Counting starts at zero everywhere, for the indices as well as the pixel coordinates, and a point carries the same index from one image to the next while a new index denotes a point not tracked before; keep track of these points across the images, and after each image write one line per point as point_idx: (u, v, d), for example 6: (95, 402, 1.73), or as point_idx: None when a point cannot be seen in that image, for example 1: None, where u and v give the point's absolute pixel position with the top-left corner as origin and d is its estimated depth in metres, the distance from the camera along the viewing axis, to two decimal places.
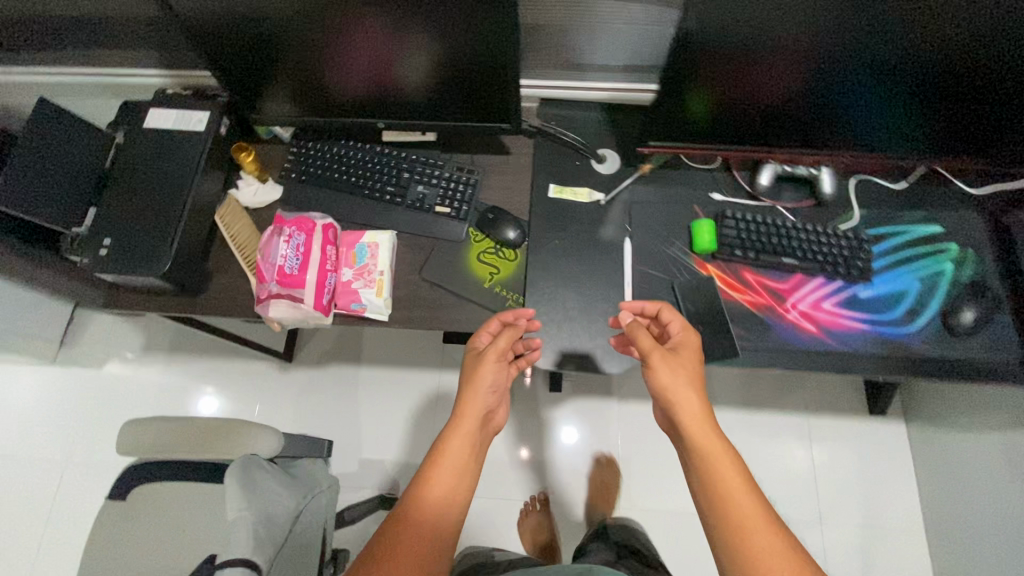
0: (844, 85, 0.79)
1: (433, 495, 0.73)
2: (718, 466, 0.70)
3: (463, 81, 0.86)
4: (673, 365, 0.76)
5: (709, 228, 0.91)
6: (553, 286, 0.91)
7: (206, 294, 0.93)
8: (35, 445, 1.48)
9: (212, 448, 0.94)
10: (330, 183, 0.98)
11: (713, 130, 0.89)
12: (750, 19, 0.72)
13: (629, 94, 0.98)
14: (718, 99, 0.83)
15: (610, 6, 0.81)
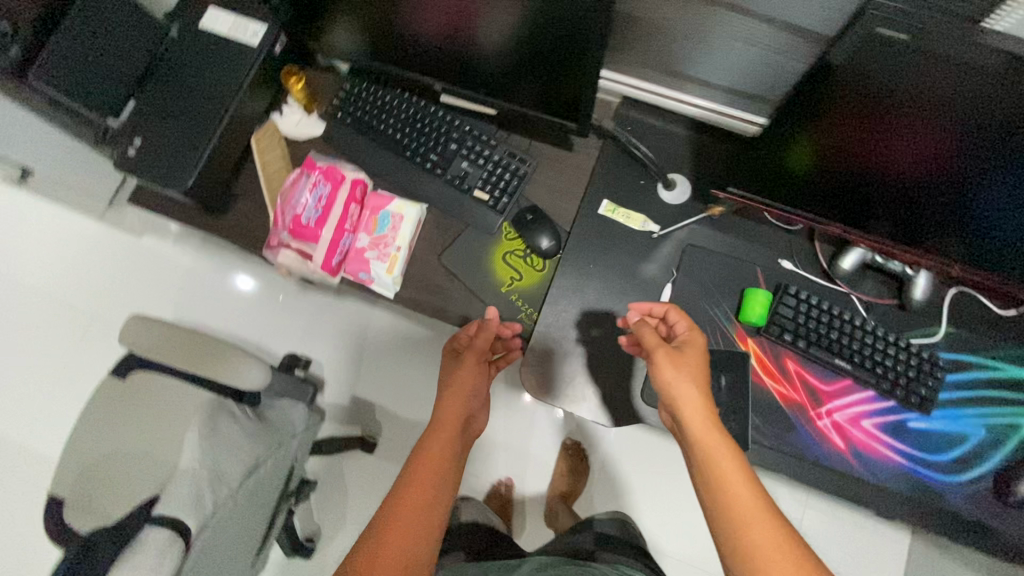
0: (997, 190, 0.63)
1: (425, 476, 0.71)
2: (734, 484, 0.61)
3: (540, 65, 0.75)
4: (677, 363, 0.68)
5: (762, 301, 0.79)
6: (573, 312, 0.83)
7: (225, 217, 0.91)
8: (70, 292, 1.57)
9: (200, 366, 0.97)
10: (374, 134, 0.90)
11: (811, 187, 0.75)
12: (910, 79, 0.56)
13: (721, 118, 0.83)
14: (832, 154, 0.69)
15: (731, 21, 0.65)
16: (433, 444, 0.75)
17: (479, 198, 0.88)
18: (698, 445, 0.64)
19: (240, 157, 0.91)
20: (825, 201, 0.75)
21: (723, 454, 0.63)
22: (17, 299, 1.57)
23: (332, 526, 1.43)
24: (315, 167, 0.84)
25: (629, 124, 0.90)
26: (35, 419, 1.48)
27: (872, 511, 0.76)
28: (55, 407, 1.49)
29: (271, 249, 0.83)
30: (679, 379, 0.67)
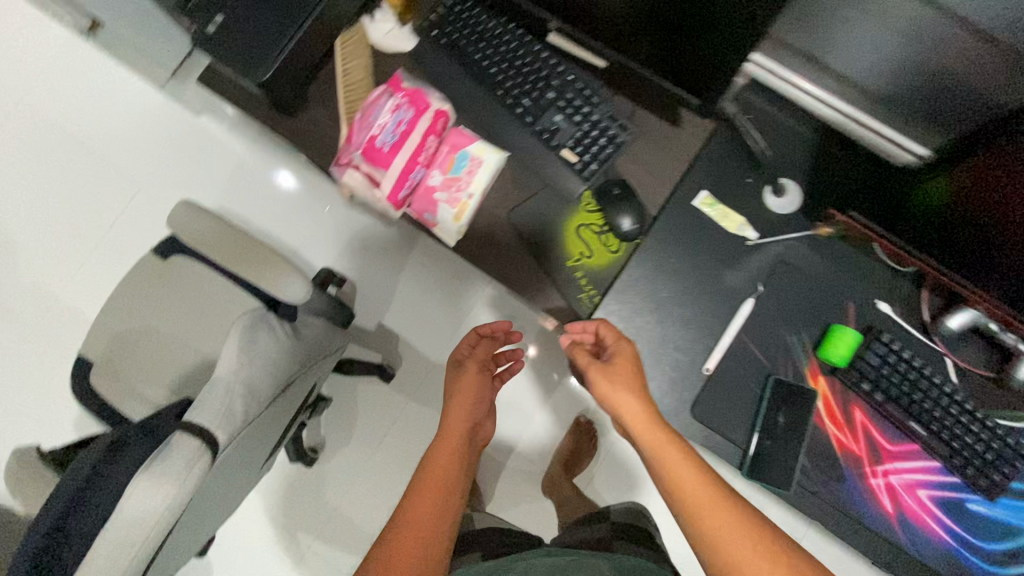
0: None
1: (439, 482, 0.73)
2: (694, 490, 0.61)
3: (686, 15, 0.64)
4: (611, 377, 0.69)
5: (849, 341, 0.72)
6: (639, 305, 0.77)
7: (295, 121, 0.85)
8: (122, 158, 1.55)
9: (243, 268, 0.95)
10: (466, 62, 0.82)
11: (950, 236, 0.66)
12: None
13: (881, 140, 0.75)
14: (989, 192, 0.60)
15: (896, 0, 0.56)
16: (441, 456, 0.76)
17: (566, 159, 0.79)
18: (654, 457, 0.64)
19: (320, 59, 0.84)
20: (942, 240, 0.67)
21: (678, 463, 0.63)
22: (69, 153, 1.56)
23: (337, 441, 1.47)
24: (401, 88, 0.77)
25: (751, 111, 0.79)
26: (73, 276, 1.51)
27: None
28: (93, 269, 1.51)
29: (339, 167, 0.77)
30: (619, 395, 0.67)
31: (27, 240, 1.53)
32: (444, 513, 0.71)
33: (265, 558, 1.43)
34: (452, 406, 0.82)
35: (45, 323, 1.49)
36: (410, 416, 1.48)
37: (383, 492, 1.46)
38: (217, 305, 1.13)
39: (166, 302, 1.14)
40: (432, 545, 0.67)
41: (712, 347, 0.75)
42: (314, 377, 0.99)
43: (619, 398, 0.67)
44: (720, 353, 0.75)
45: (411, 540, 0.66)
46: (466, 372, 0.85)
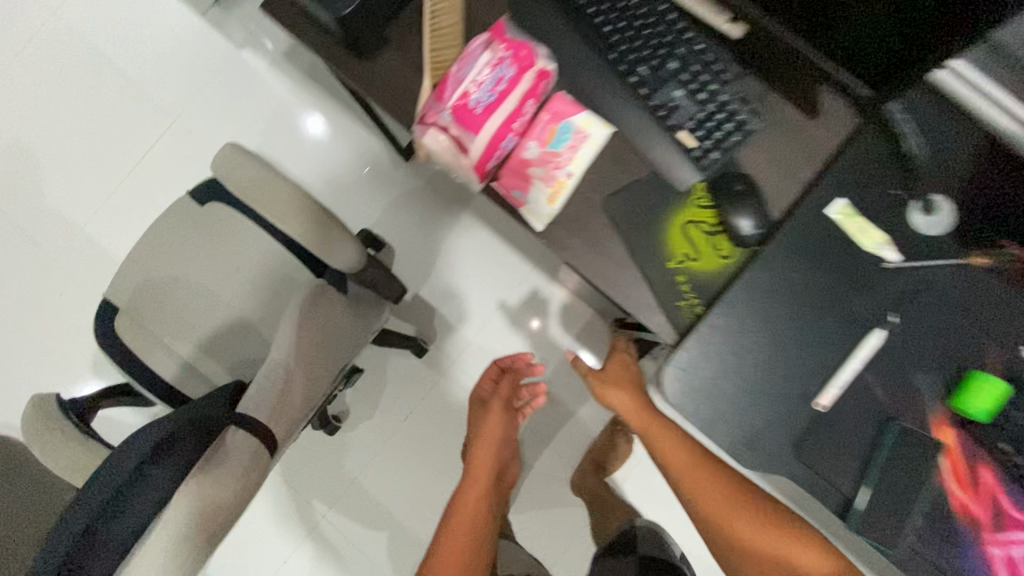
0: None
1: (477, 487, 0.90)
2: (695, 479, 0.74)
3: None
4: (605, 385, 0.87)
5: (994, 392, 0.63)
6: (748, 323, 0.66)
7: (369, 65, 0.74)
8: (158, 88, 1.44)
9: (285, 222, 0.82)
10: (578, 16, 0.69)
11: None
12: None
13: None
14: None
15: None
16: (472, 484, 0.90)
17: (682, 144, 0.68)
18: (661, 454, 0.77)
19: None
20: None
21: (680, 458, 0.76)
22: (102, 77, 1.45)
23: (361, 411, 1.40)
24: (505, 39, 0.66)
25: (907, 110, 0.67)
26: (101, 209, 1.42)
27: None
28: (121, 203, 1.43)
29: (422, 126, 0.66)
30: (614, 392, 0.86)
31: (54, 166, 1.44)
32: (479, 521, 0.84)
33: (280, 520, 1.39)
34: (480, 440, 0.98)
35: (69, 255, 1.41)
36: (440, 394, 1.40)
37: (405, 468, 1.40)
38: (254, 261, 1.04)
39: (201, 252, 1.05)
40: (477, 552, 0.80)
41: (826, 381, 0.66)
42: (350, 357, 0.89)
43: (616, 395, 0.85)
44: (837, 389, 0.65)
45: (457, 535, 0.80)
46: (492, 407, 1.02)
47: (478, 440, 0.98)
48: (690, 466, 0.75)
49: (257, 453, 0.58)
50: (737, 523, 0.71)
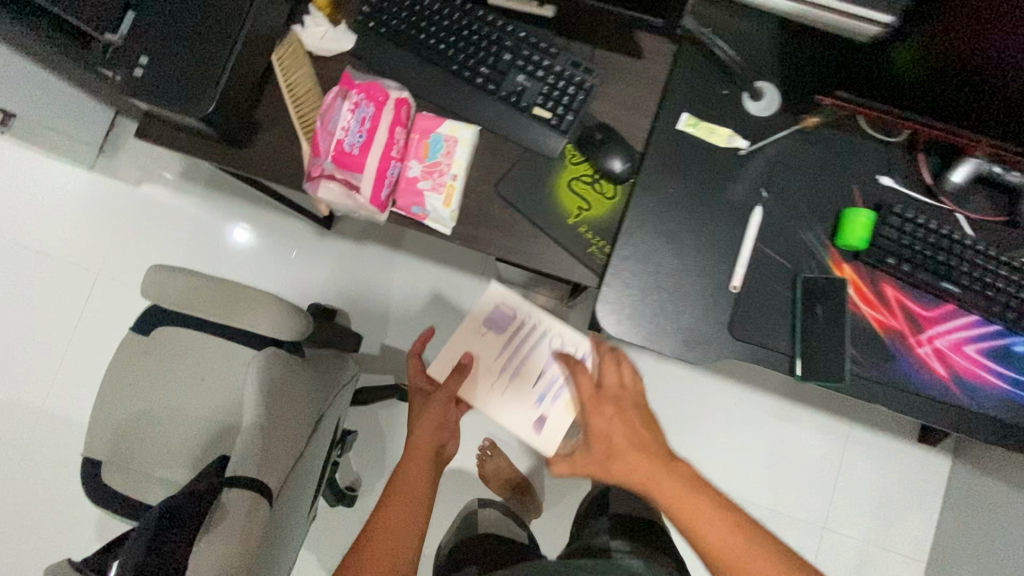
0: None
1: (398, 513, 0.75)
2: (711, 530, 0.62)
3: None
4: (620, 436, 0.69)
5: (864, 222, 0.72)
6: (652, 241, 0.75)
7: (250, 149, 0.81)
8: (70, 247, 1.47)
9: (232, 316, 0.87)
10: (414, 47, 0.80)
11: (907, 97, 0.70)
12: None
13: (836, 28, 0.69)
14: (950, 55, 0.64)
15: None
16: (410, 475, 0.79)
17: (541, 120, 0.78)
18: (675, 514, 0.64)
19: (263, 75, 0.79)
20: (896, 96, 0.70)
21: (694, 500, 0.63)
22: (16, 256, 1.47)
23: (371, 473, 1.41)
24: (355, 85, 0.73)
25: (705, 24, 0.77)
26: (53, 376, 1.42)
27: (971, 439, 0.72)
28: (70, 366, 1.42)
29: (311, 181, 0.72)
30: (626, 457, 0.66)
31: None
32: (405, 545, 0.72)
33: None
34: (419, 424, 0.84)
35: (31, 433, 1.39)
36: None
37: None
38: (214, 364, 1.08)
39: (160, 377, 1.07)
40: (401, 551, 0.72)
41: (734, 264, 0.74)
42: (337, 411, 0.92)
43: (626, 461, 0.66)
44: (742, 268, 0.73)
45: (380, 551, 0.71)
46: (433, 401, 0.85)
47: (416, 428, 0.84)
48: (708, 517, 0.62)
49: (255, 503, 0.60)
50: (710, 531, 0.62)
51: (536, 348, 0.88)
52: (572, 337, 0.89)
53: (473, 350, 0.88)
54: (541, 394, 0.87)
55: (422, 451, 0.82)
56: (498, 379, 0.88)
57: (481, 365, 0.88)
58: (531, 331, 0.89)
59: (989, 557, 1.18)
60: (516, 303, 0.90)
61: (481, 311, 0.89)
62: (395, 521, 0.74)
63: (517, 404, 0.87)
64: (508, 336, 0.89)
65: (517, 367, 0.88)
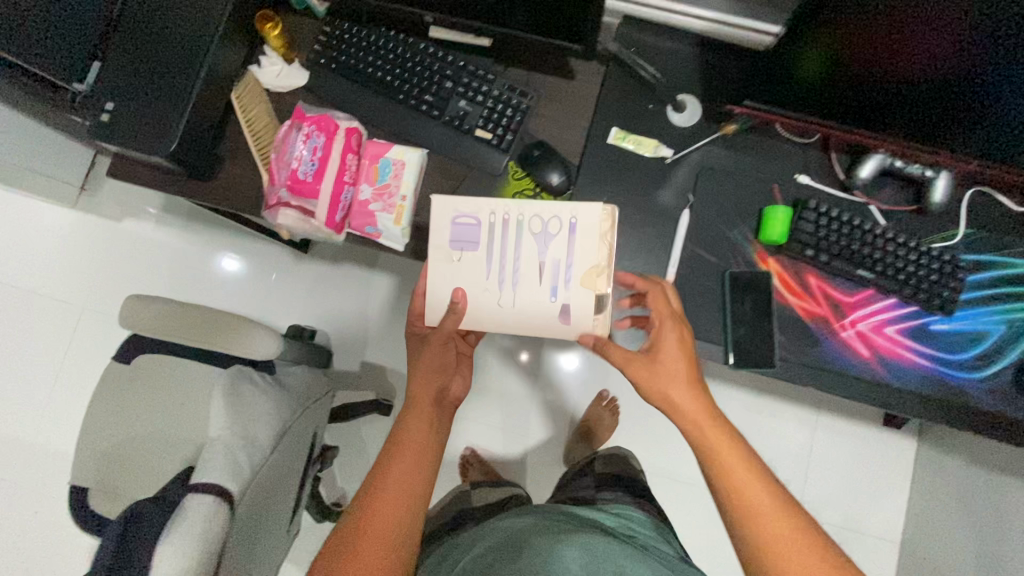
0: (986, 76, 0.65)
1: (409, 457, 0.74)
2: (734, 469, 0.67)
3: None
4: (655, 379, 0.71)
5: (783, 217, 0.78)
6: None
7: (217, 182, 0.87)
8: (56, 283, 1.52)
9: (207, 339, 0.93)
10: (363, 80, 0.86)
11: (809, 101, 0.76)
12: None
13: (733, 32, 0.78)
14: (837, 59, 0.70)
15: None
16: (414, 419, 0.77)
17: (483, 140, 0.84)
18: (703, 449, 0.69)
19: (224, 112, 0.85)
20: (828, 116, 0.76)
21: (725, 447, 0.68)
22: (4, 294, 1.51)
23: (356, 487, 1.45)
24: (306, 117, 0.78)
25: (629, 44, 0.84)
26: (40, 411, 1.45)
27: (896, 413, 0.77)
28: (59, 399, 1.46)
29: (270, 209, 0.78)
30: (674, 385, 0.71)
31: None
32: (415, 486, 0.72)
33: None
34: (417, 369, 0.81)
35: (21, 468, 1.42)
36: None
37: None
38: (196, 387, 1.12)
39: (143, 402, 1.12)
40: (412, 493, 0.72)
41: (666, 264, 0.81)
42: (313, 423, 0.97)
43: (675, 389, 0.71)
44: (673, 268, 0.80)
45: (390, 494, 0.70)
46: (431, 340, 0.81)
47: (417, 371, 0.81)
48: (735, 463, 0.67)
49: (221, 505, 0.57)
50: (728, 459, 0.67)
51: (520, 243, 0.79)
52: (552, 211, 0.78)
53: (463, 278, 0.80)
54: (554, 285, 0.78)
55: (425, 401, 0.78)
56: (502, 291, 0.79)
57: (478, 294, 0.80)
58: (504, 228, 0.79)
59: (954, 532, 1.22)
60: (470, 205, 0.79)
61: (441, 225, 0.79)
62: (402, 483, 0.72)
63: (534, 300, 0.78)
64: (486, 248, 0.79)
65: (516, 269, 0.79)
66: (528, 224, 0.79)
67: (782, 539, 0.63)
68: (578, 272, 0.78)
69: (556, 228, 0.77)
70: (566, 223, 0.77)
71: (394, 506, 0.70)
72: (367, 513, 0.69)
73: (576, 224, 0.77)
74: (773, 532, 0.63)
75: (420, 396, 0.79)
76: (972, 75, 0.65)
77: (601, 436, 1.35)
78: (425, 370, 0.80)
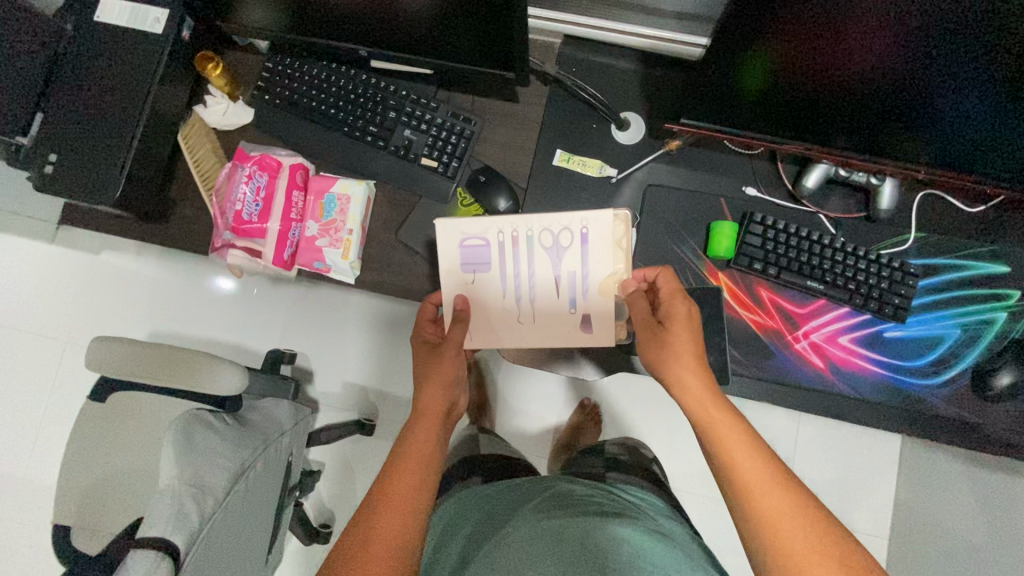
0: (913, 92, 0.63)
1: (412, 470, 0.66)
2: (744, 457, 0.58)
3: (470, 24, 0.68)
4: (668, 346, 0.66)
5: (729, 232, 0.78)
6: None
7: (171, 224, 0.88)
8: (38, 319, 1.53)
9: (172, 378, 0.94)
10: (307, 114, 0.86)
11: (746, 118, 0.74)
12: (824, 15, 0.57)
13: (669, 47, 0.77)
14: (766, 79, 0.67)
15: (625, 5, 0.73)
16: (420, 431, 0.70)
17: (430, 169, 0.84)
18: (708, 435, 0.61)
19: (171, 154, 0.86)
20: (773, 128, 0.74)
21: (728, 426, 0.60)
22: None
23: (343, 506, 1.46)
24: (248, 158, 0.79)
25: (571, 65, 0.84)
26: (28, 449, 1.47)
27: (852, 422, 0.77)
28: (47, 434, 1.48)
29: (216, 250, 0.79)
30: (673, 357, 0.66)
31: None
32: (420, 501, 0.64)
33: None
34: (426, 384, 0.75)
35: (14, 507, 1.44)
36: None
37: None
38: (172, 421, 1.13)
39: (120, 439, 1.13)
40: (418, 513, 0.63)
41: None
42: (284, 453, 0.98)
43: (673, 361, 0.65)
44: None
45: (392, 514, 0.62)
46: (443, 353, 0.76)
47: (425, 385, 0.74)
48: (736, 444, 0.59)
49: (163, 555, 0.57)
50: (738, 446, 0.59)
51: (532, 260, 0.76)
52: (561, 225, 0.75)
53: (479, 299, 0.78)
54: (572, 296, 0.77)
55: (436, 412, 0.72)
56: (521, 308, 0.77)
57: (501, 313, 0.78)
58: (514, 245, 0.76)
59: (937, 528, 1.22)
60: (476, 226, 0.76)
61: (451, 250, 0.77)
62: (404, 489, 0.64)
63: (556, 313, 0.77)
64: (500, 269, 0.77)
65: (532, 282, 0.77)
66: (539, 239, 0.76)
67: (785, 532, 0.54)
68: (594, 281, 0.75)
69: (568, 241, 0.74)
70: (576, 233, 0.75)
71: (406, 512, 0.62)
72: (374, 520, 0.61)
73: (588, 233, 0.74)
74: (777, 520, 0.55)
75: (426, 408, 0.72)
76: (899, 91, 0.63)
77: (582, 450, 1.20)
78: (433, 381, 0.74)
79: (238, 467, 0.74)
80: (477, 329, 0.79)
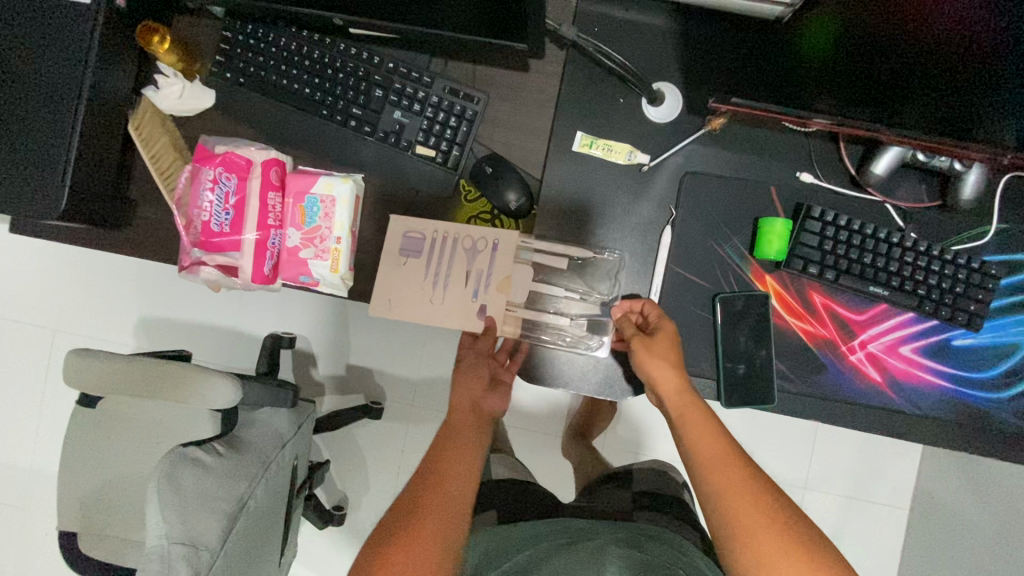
0: None
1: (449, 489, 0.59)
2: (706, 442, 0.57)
3: None
4: (648, 347, 0.63)
5: (781, 231, 0.67)
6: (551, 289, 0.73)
7: (135, 229, 0.77)
8: (16, 310, 1.42)
9: (160, 394, 0.86)
10: (276, 94, 0.72)
11: None
12: None
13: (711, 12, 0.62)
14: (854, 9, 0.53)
15: None
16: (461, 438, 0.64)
17: (427, 160, 0.72)
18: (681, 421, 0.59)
19: (122, 149, 0.73)
20: (847, 97, 0.63)
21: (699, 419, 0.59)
22: None
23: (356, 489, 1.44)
24: (211, 157, 0.68)
25: (594, 23, 0.68)
26: (28, 443, 1.43)
27: (912, 442, 0.69)
28: (47, 426, 1.43)
29: (184, 269, 0.69)
30: (664, 372, 0.62)
31: None
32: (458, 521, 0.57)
33: None
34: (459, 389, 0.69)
35: (26, 497, 1.43)
36: (413, 442, 1.38)
37: None
38: (168, 427, 1.07)
39: (116, 445, 1.07)
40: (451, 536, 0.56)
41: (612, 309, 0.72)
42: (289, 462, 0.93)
43: (665, 377, 0.61)
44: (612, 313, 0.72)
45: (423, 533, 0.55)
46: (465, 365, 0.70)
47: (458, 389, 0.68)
48: (704, 433, 0.58)
49: None
50: (704, 432, 0.58)
51: (449, 259, 0.69)
52: (483, 233, 0.69)
53: (397, 286, 0.69)
54: (475, 288, 0.69)
55: (465, 412, 0.67)
56: (434, 293, 0.69)
57: (409, 294, 0.69)
58: (441, 243, 0.69)
59: None
60: (420, 221, 0.70)
61: (392, 237, 0.70)
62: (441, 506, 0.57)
63: (456, 304, 0.69)
64: (424, 264, 0.69)
65: (448, 272, 0.69)
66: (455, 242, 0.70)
67: (746, 521, 0.52)
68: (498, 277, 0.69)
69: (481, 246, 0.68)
70: (490, 241, 0.69)
71: (447, 503, 0.58)
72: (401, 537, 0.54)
73: (500, 244, 0.69)
74: (760, 542, 0.51)
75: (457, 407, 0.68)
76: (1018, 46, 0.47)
77: (599, 431, 1.14)
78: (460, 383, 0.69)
79: (236, 505, 0.68)
80: (385, 302, 0.69)
